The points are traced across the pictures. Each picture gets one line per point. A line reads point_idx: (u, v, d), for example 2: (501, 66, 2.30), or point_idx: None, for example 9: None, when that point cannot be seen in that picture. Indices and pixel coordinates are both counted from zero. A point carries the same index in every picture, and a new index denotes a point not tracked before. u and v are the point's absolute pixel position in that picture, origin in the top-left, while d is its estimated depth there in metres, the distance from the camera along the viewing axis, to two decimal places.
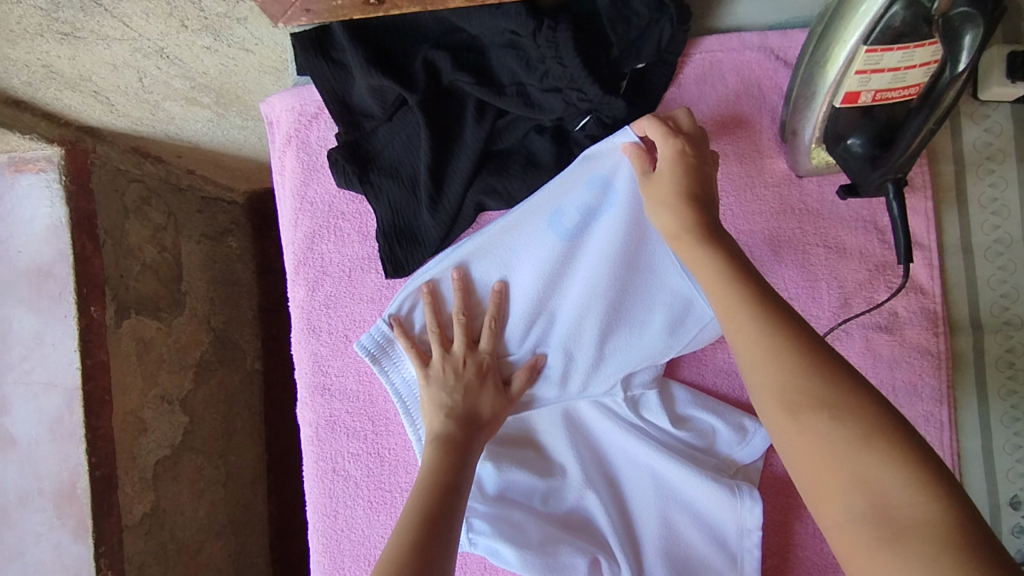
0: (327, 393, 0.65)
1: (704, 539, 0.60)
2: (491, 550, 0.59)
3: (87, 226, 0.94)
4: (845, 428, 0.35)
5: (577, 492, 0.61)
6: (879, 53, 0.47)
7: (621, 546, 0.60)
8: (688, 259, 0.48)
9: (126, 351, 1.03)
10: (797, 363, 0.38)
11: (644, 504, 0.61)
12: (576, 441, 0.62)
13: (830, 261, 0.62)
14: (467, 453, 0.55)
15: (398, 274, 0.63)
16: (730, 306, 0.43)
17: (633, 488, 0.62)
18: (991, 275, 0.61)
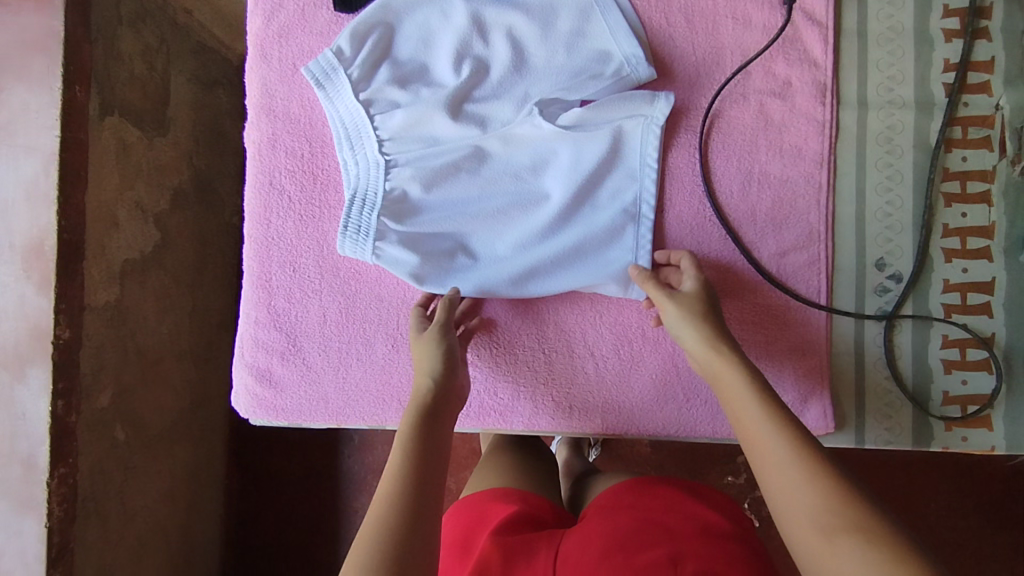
0: (272, 115, 0.71)
1: (597, 271, 0.67)
2: (389, 258, 0.67)
3: (81, 13, 1.02)
4: (876, 552, 0.42)
5: (479, 222, 0.69)
6: None
7: (511, 273, 0.68)
8: (722, 380, 0.57)
9: (106, 146, 1.09)
10: (775, 431, 0.51)
11: (538, 237, 0.68)
12: (501, 172, 0.69)
13: (736, 31, 0.68)
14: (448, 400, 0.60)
15: (346, 9, 0.70)
16: (762, 439, 0.51)
17: (537, 224, 0.68)
18: (881, 59, 0.68)
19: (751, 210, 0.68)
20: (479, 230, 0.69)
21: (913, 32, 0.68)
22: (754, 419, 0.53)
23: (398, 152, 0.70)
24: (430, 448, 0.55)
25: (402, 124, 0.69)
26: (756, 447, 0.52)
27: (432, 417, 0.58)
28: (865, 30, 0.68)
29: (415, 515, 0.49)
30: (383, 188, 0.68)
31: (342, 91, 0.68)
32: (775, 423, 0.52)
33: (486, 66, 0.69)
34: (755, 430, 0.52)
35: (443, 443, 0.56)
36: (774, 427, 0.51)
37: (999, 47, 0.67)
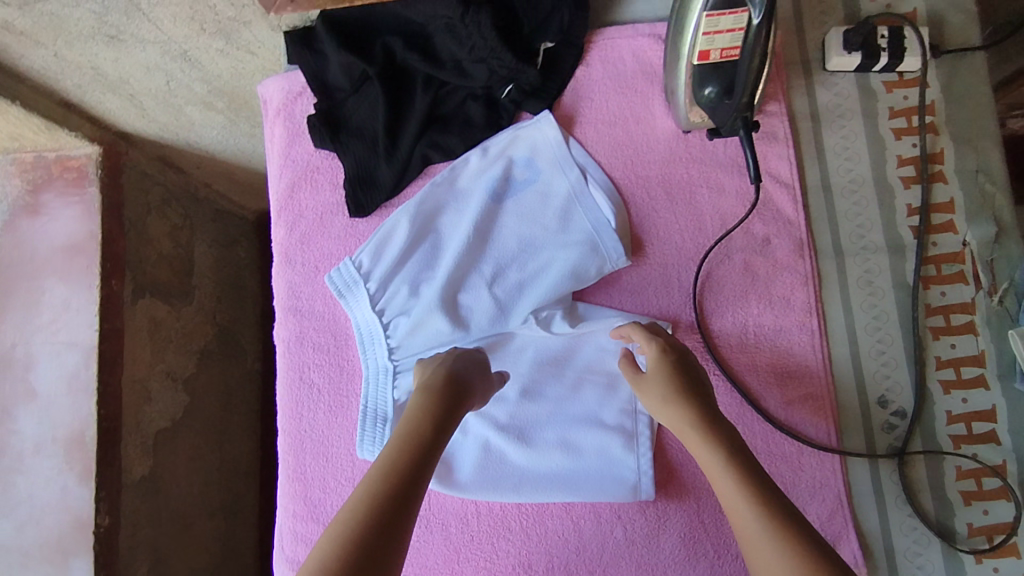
0: (298, 314, 0.77)
1: (603, 476, 0.70)
2: None
3: (115, 213, 1.11)
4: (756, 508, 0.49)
5: (495, 416, 0.73)
6: (716, 17, 0.62)
7: (524, 463, 0.72)
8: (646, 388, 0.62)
9: (139, 326, 1.16)
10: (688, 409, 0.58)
11: (546, 433, 0.72)
12: (517, 364, 0.74)
13: (712, 198, 0.75)
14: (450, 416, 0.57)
15: (360, 213, 0.77)
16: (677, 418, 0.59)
17: (551, 420, 0.73)
18: (849, 209, 0.74)
19: (752, 361, 0.72)
20: (491, 424, 0.73)
21: (874, 183, 0.75)
22: (727, 493, 0.51)
23: (405, 354, 0.74)
24: (420, 446, 0.53)
25: (409, 328, 0.74)
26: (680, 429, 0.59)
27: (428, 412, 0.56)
28: (830, 185, 0.75)
29: (398, 493, 0.49)
30: (392, 395, 0.73)
31: (360, 300, 0.74)
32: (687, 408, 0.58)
33: (490, 261, 0.75)
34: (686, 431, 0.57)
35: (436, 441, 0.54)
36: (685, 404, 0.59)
37: (955, 188, 0.73)
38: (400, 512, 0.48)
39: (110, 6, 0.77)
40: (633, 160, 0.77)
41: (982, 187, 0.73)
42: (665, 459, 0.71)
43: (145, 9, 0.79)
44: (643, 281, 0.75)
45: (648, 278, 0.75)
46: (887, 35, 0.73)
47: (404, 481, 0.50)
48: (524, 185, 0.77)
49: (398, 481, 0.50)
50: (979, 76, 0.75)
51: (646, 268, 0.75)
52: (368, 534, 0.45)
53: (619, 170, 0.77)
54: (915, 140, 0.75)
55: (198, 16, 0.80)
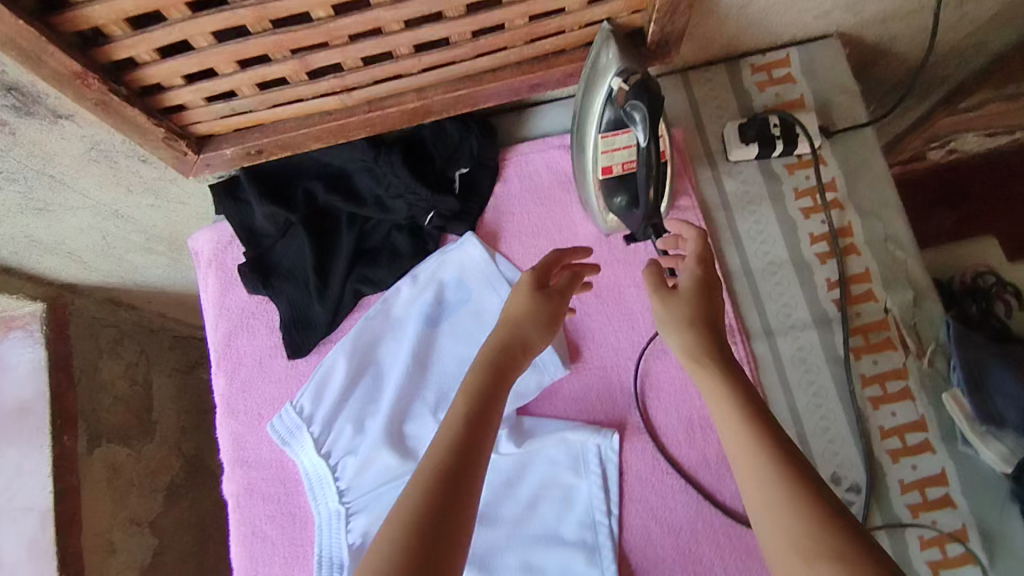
0: (245, 465, 0.76)
1: None
2: None
3: (63, 366, 1.12)
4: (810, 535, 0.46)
5: None
6: (611, 137, 0.66)
7: None
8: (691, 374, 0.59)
9: (97, 477, 1.14)
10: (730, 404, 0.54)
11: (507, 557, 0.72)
12: None
13: (640, 296, 0.77)
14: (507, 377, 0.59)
15: (298, 355, 0.78)
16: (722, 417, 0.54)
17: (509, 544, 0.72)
18: (772, 290, 0.77)
19: (702, 455, 0.72)
20: None
21: (791, 262, 0.77)
22: (778, 510, 0.48)
23: (356, 495, 0.73)
24: (482, 413, 0.55)
25: (357, 468, 0.73)
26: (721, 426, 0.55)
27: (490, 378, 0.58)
28: (750, 269, 0.78)
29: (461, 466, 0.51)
30: (346, 541, 0.71)
31: (305, 445, 0.73)
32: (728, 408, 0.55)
33: (431, 386, 0.76)
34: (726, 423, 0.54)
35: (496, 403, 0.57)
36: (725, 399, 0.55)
37: (869, 258, 0.76)
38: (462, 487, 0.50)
39: (33, 185, 0.79)
40: None
41: (893, 255, 0.76)
42: (629, 571, 0.70)
43: (69, 183, 0.80)
44: (585, 387, 0.75)
45: (589, 383, 0.76)
46: (778, 124, 0.78)
47: (465, 451, 0.52)
48: (456, 306, 0.78)
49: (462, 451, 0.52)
50: (871, 149, 0.80)
51: (586, 373, 0.76)
52: (429, 515, 0.48)
53: None
54: (823, 217, 0.78)
55: (123, 181, 0.82)
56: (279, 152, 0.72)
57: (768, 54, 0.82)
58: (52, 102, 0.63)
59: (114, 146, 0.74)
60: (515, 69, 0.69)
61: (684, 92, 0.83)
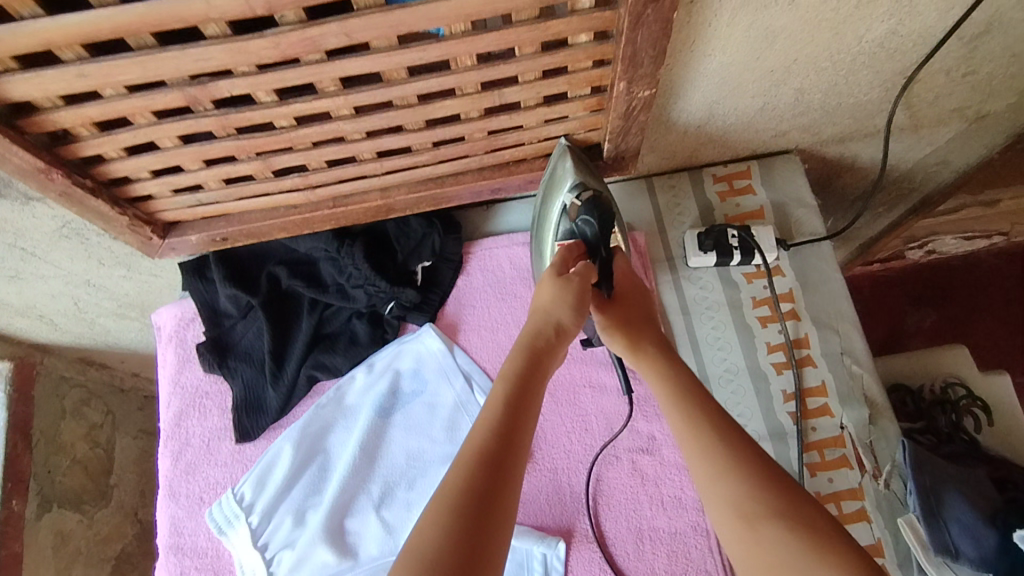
0: (180, 552, 0.74)
1: None
2: None
3: (23, 427, 1.09)
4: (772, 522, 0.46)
5: None
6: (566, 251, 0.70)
7: None
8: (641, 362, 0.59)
9: (42, 544, 1.11)
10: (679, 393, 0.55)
11: None
12: None
13: (595, 398, 0.76)
14: (548, 362, 0.55)
15: (246, 439, 0.77)
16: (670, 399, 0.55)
17: None
18: (728, 398, 0.76)
19: (651, 569, 0.70)
20: None
21: (748, 370, 0.77)
22: (736, 491, 0.49)
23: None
24: (524, 400, 0.51)
25: (294, 563, 0.71)
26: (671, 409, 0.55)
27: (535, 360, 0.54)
28: (707, 375, 0.78)
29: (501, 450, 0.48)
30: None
31: (241, 536, 0.71)
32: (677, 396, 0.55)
33: (377, 479, 0.74)
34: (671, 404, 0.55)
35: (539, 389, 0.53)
36: (673, 389, 0.56)
37: (825, 372, 0.76)
38: (503, 477, 0.47)
39: (5, 255, 0.81)
40: None
41: (850, 368, 0.76)
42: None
43: (40, 254, 0.82)
44: (534, 489, 0.74)
45: (539, 485, 0.74)
46: (737, 235, 0.80)
47: (502, 440, 0.48)
48: (410, 397, 0.78)
49: (499, 436, 0.48)
50: (828, 262, 0.82)
51: (536, 474, 0.74)
52: (462, 513, 0.44)
53: None
54: (779, 327, 0.78)
55: (95, 254, 0.84)
56: (242, 239, 0.75)
57: (728, 165, 0.87)
58: (22, 187, 0.68)
59: (86, 225, 0.77)
60: (477, 174, 0.73)
61: (648, 198, 0.86)
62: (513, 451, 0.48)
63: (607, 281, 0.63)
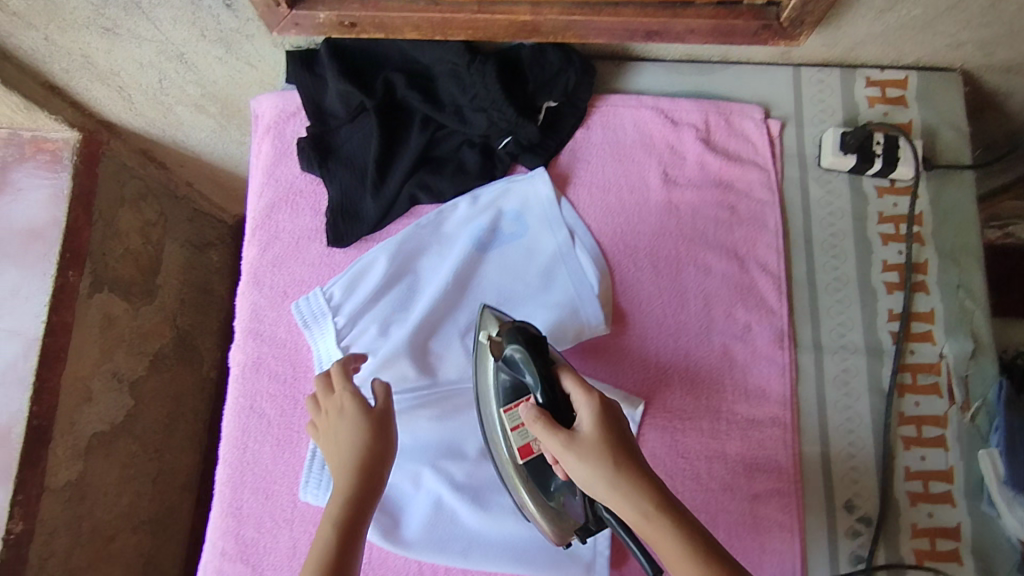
0: (258, 338, 0.74)
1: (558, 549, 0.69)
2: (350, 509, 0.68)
3: (85, 202, 1.06)
4: None
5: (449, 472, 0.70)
6: (513, 408, 0.62)
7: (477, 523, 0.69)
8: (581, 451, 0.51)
9: (90, 322, 1.11)
10: (636, 480, 0.49)
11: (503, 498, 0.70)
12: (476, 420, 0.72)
13: (698, 278, 0.74)
14: (378, 479, 0.56)
15: (338, 243, 0.75)
16: (624, 490, 0.49)
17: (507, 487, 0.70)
18: (832, 306, 0.74)
19: (722, 449, 0.71)
20: (447, 482, 0.70)
21: (859, 284, 0.74)
22: None
23: (364, 395, 0.71)
24: (348, 541, 0.53)
25: (373, 369, 0.71)
26: (628, 507, 0.49)
27: (363, 494, 0.55)
28: (815, 280, 0.75)
29: None
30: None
31: (325, 333, 0.71)
32: (633, 481, 0.49)
33: (465, 310, 0.73)
34: (632, 505, 0.48)
35: (365, 526, 0.54)
36: (631, 477, 0.49)
37: (936, 300, 0.73)
38: None
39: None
40: (622, 229, 0.75)
41: (962, 302, 0.73)
42: (621, 539, 0.69)
43: (144, 7, 0.77)
44: (620, 353, 0.73)
45: (625, 349, 0.73)
46: (882, 143, 0.75)
47: None
48: (510, 238, 0.75)
49: None
50: (966, 194, 0.77)
51: (624, 340, 0.73)
52: None
53: (608, 235, 0.76)
54: (901, 247, 0.75)
55: (199, 22, 0.79)
56: (373, 30, 0.68)
57: (886, 71, 0.79)
58: None
59: None
60: (637, 8, 0.66)
61: (791, 86, 0.79)
62: None
63: (542, 390, 0.56)
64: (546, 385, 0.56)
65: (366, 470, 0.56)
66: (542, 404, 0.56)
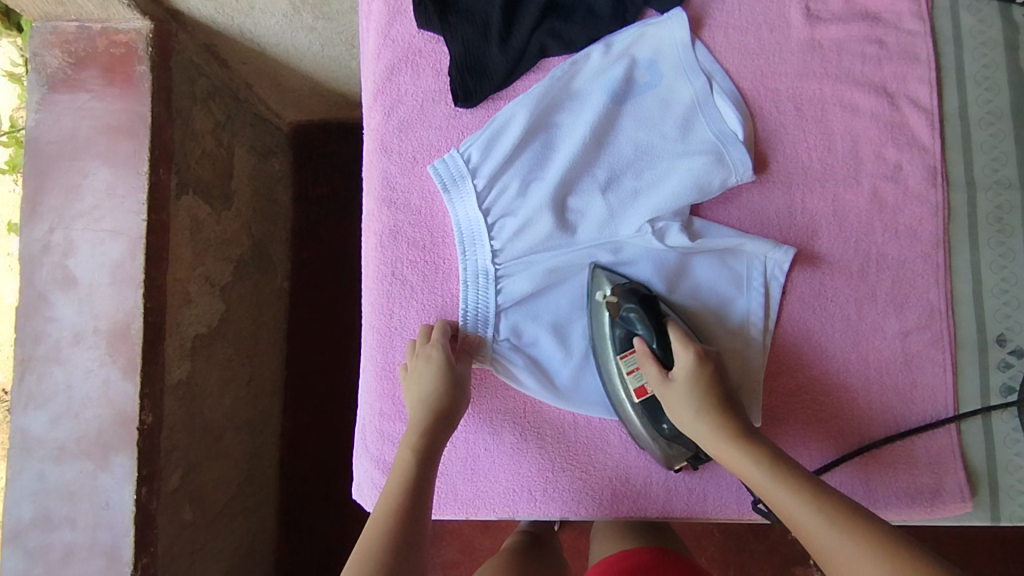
0: (393, 206, 0.73)
1: None
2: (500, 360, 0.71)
3: (165, 97, 1.02)
4: (820, 508, 0.53)
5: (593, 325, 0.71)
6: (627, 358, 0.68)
7: None
8: (671, 396, 0.64)
9: (182, 224, 1.09)
10: (714, 420, 0.61)
11: None
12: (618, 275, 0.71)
13: (845, 119, 0.71)
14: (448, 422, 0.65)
15: (466, 101, 0.72)
16: (707, 429, 0.61)
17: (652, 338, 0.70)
18: (985, 140, 0.71)
19: (872, 291, 0.69)
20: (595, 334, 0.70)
21: (1013, 117, 0.71)
22: (780, 499, 0.56)
23: (508, 257, 0.71)
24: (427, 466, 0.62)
25: (515, 229, 0.70)
26: (712, 441, 0.61)
27: (436, 430, 0.64)
28: (967, 114, 0.71)
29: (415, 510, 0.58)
30: (495, 300, 0.71)
31: (465, 196, 0.70)
32: (712, 418, 0.61)
33: (603, 165, 0.71)
34: (715, 443, 0.61)
35: (438, 456, 0.63)
36: (708, 416, 0.61)
37: None
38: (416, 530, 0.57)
39: None
40: (763, 71, 0.72)
41: None
42: (775, 383, 0.69)
43: None
44: (765, 200, 0.71)
45: (770, 196, 0.71)
46: None
47: (412, 503, 0.58)
48: (645, 88, 0.72)
49: (409, 504, 0.58)
50: None
51: (769, 187, 0.71)
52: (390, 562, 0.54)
53: (747, 79, 0.72)
54: None
55: None
56: None
57: None
58: None
59: None
60: None
61: None
62: (422, 506, 0.59)
63: (661, 343, 0.66)
64: (658, 335, 0.66)
65: (445, 407, 0.65)
66: (654, 347, 0.66)
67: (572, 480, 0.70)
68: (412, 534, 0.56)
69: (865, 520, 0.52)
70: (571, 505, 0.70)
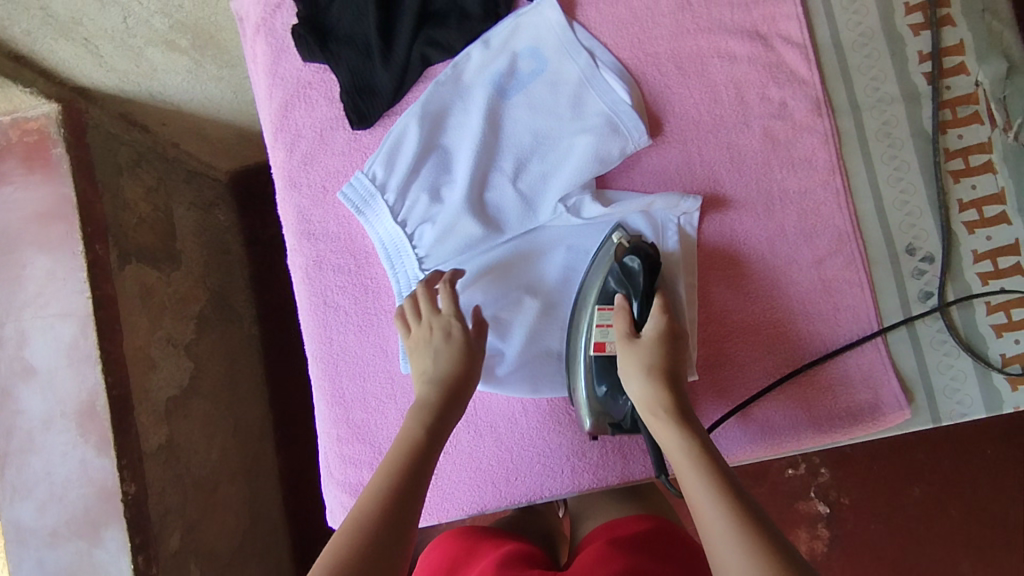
0: (313, 238, 0.75)
1: None
2: None
3: (86, 171, 1.02)
4: (720, 505, 0.51)
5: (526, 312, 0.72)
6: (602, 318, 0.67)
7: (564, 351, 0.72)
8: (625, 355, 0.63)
9: (131, 292, 1.09)
10: (657, 392, 0.59)
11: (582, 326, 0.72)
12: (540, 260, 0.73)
13: (725, 68, 0.73)
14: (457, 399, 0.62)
15: (363, 124, 0.74)
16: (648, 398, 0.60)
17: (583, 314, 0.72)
18: (861, 62, 0.73)
19: (781, 227, 0.72)
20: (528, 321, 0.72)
21: (884, 34, 0.73)
22: (691, 484, 0.53)
23: (433, 263, 0.73)
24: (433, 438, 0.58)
25: (434, 236, 0.72)
26: (650, 417, 0.59)
27: (446, 403, 0.61)
28: (841, 41, 0.74)
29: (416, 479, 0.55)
30: None
31: (380, 213, 0.72)
32: (657, 390, 0.59)
33: (506, 156, 0.73)
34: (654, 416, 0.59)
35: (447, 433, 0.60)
36: (653, 387, 0.60)
37: (964, 30, 0.72)
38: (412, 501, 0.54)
39: None
40: (638, 37, 0.74)
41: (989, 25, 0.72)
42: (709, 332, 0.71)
43: None
44: (663, 161, 0.73)
45: (669, 156, 0.73)
46: None
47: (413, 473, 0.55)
48: (531, 74, 0.73)
49: (409, 474, 0.55)
50: None
51: (665, 148, 0.73)
52: (374, 536, 0.51)
53: (626, 49, 0.74)
54: None
55: None
56: None
57: None
58: None
59: None
60: None
61: None
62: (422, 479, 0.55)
63: (642, 305, 0.65)
64: (641, 304, 0.65)
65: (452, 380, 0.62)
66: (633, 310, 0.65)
67: (533, 464, 0.72)
68: (406, 504, 0.53)
69: (761, 532, 0.49)
70: (536, 488, 0.72)
